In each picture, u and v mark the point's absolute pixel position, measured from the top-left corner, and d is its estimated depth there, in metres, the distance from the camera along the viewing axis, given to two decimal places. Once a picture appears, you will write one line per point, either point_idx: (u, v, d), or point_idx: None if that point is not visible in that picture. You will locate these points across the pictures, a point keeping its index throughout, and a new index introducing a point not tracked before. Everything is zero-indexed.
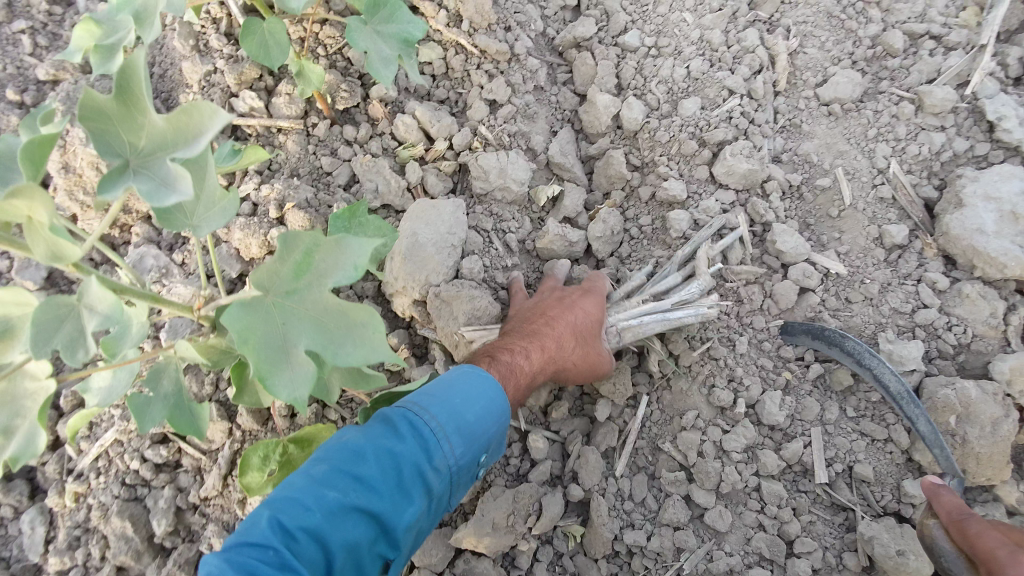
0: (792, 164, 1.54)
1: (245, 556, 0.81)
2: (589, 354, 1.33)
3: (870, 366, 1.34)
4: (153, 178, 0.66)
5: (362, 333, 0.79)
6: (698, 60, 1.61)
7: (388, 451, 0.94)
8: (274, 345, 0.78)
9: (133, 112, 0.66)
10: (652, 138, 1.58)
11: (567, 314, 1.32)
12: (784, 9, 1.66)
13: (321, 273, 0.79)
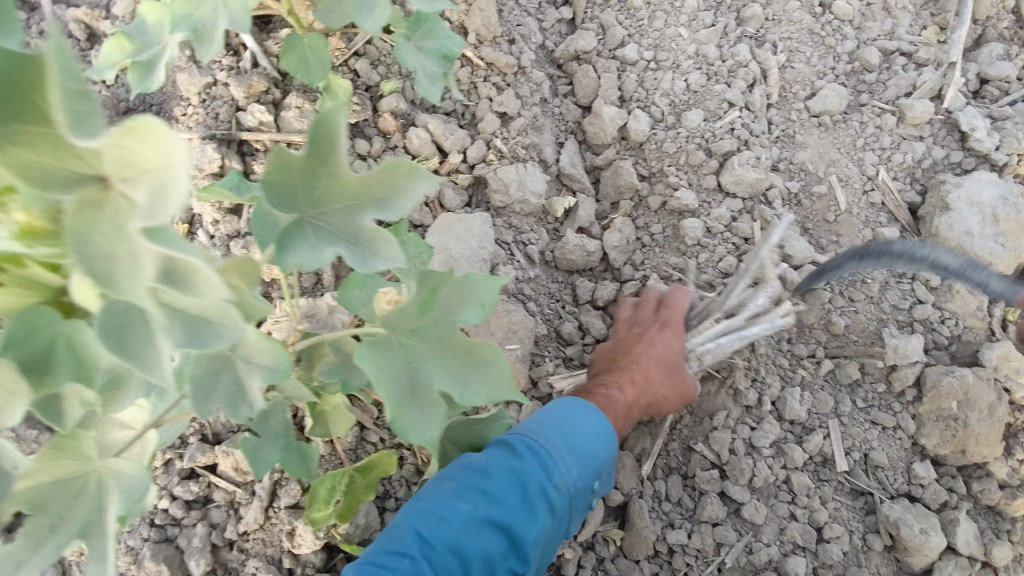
0: (789, 172, 1.63)
1: (389, 560, 0.95)
2: (677, 386, 1.36)
3: (925, 259, 1.31)
4: (346, 240, 0.73)
5: (486, 371, 0.79)
6: (696, 73, 1.68)
7: (511, 468, 1.05)
8: (403, 386, 0.76)
9: (317, 168, 0.69)
10: (660, 149, 1.63)
11: (649, 348, 1.36)
12: (768, 25, 1.75)
13: (447, 313, 0.79)
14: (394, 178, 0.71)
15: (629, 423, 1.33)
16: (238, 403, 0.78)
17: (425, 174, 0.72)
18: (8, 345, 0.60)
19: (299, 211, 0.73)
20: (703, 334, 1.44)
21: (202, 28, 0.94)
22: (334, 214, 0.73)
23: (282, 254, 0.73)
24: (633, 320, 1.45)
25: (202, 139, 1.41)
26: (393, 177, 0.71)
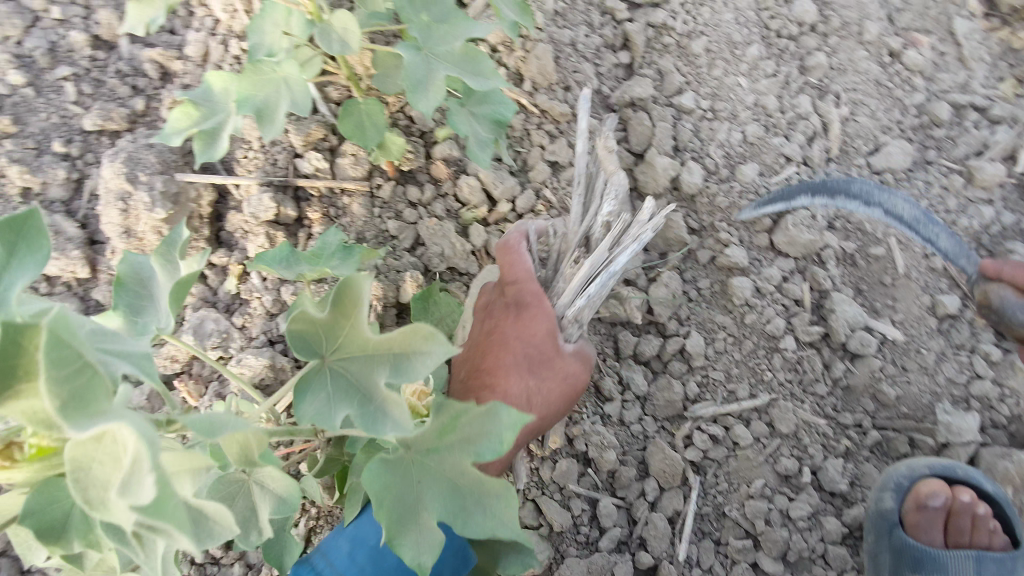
0: (845, 231, 1.58)
1: None
2: (551, 380, 1.23)
3: (879, 203, 1.40)
4: (358, 388, 0.80)
5: (494, 505, 0.84)
6: (754, 124, 1.65)
7: None
8: (406, 506, 0.86)
9: (340, 321, 0.79)
10: (712, 203, 1.60)
11: (508, 353, 1.22)
12: (832, 75, 1.70)
13: (466, 443, 0.85)
14: (412, 340, 0.76)
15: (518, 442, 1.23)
16: (250, 530, 0.88)
17: (443, 338, 0.75)
18: (25, 515, 0.70)
19: (322, 356, 0.83)
20: (568, 289, 1.26)
21: (267, 109, 1.02)
22: (353, 361, 0.81)
23: (298, 403, 0.82)
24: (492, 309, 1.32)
25: (259, 185, 1.46)
26: (404, 334, 0.76)
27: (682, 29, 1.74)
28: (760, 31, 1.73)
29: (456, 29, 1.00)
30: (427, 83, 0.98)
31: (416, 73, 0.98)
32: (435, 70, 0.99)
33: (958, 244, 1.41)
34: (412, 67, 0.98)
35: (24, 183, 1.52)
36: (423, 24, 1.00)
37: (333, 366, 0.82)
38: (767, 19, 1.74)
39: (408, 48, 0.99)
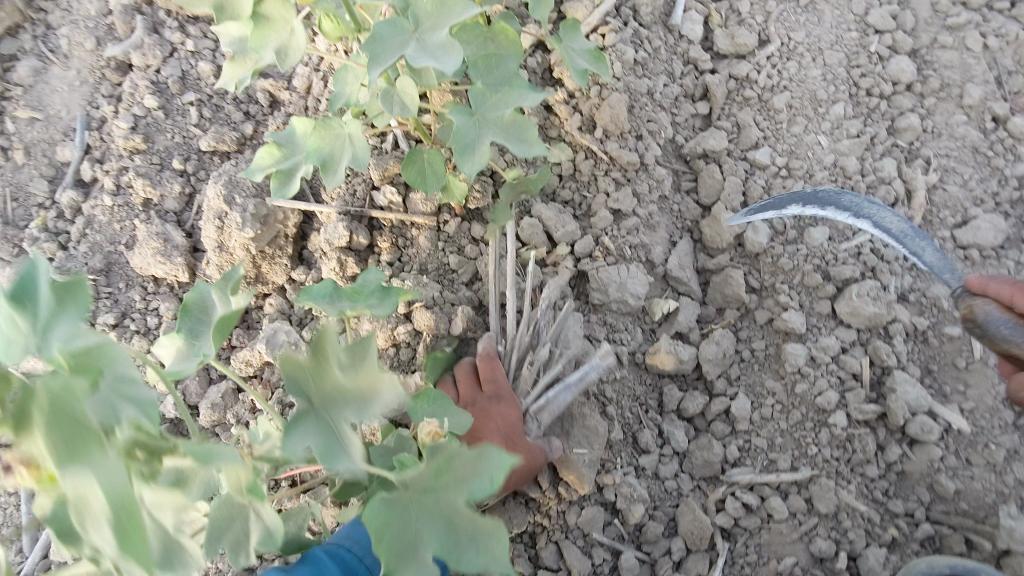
0: (919, 305, 1.50)
1: None
2: (521, 451, 1.36)
3: (869, 216, 1.36)
4: (329, 428, 0.87)
5: (486, 542, 0.89)
6: (829, 185, 1.60)
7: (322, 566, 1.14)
8: (405, 543, 0.91)
9: (321, 368, 0.87)
10: (775, 263, 1.57)
11: (488, 424, 1.39)
12: (925, 138, 1.62)
13: (459, 482, 0.91)
14: (374, 387, 0.87)
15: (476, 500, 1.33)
16: (239, 553, 0.93)
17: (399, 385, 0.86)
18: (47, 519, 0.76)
19: (307, 400, 0.88)
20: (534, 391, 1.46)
21: (330, 160, 1.12)
22: (334, 403, 0.88)
23: (287, 436, 0.83)
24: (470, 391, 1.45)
25: (338, 214, 1.59)
26: (371, 379, 0.87)
27: (765, 83, 1.72)
28: (850, 89, 1.67)
29: (508, 99, 1.06)
30: (475, 148, 1.06)
31: (466, 137, 1.05)
32: (484, 137, 1.06)
33: (943, 260, 1.30)
34: (462, 131, 1.05)
35: (146, 194, 1.75)
36: (478, 89, 1.07)
37: (315, 411, 0.88)
38: (858, 76, 1.68)
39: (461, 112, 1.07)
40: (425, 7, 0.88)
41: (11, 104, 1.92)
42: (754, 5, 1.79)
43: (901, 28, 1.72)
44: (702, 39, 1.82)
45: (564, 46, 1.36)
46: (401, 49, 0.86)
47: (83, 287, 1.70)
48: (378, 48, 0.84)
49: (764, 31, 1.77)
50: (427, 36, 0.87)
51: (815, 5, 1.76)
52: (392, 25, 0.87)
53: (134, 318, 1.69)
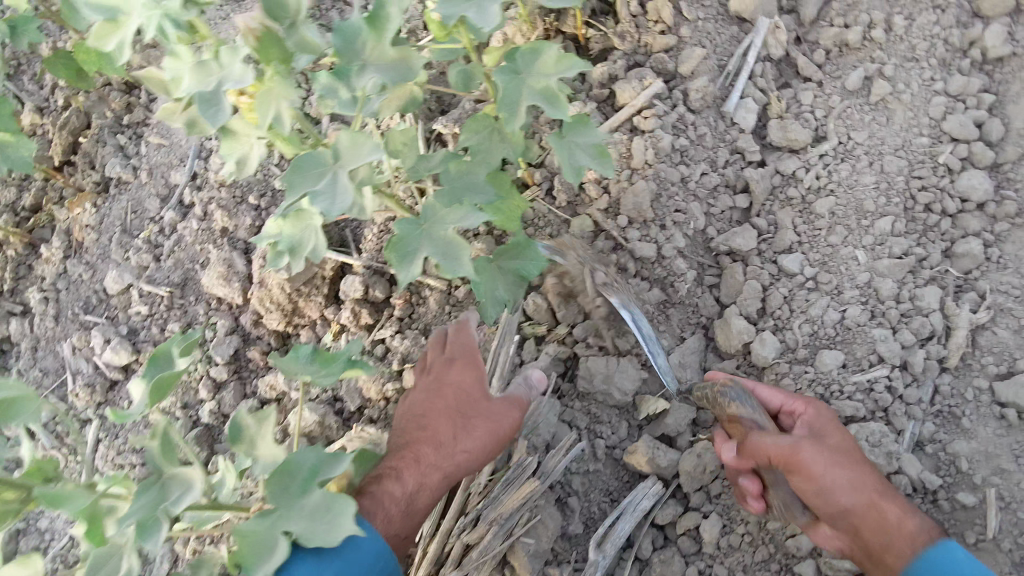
0: (934, 460, 1.33)
1: None
2: (474, 435, 1.36)
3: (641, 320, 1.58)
4: (158, 495, 1.03)
5: (338, 515, 1.04)
6: (857, 307, 1.45)
7: None
8: (267, 535, 1.04)
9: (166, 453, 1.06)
10: (778, 382, 1.46)
11: (441, 402, 1.40)
12: (985, 269, 1.43)
13: (317, 477, 1.09)
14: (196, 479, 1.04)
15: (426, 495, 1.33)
16: None
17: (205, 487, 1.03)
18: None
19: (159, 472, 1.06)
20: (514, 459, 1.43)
21: (298, 247, 1.16)
22: (175, 478, 1.05)
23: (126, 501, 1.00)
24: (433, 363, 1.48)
25: (363, 267, 1.72)
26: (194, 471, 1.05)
27: (811, 184, 1.60)
28: (905, 202, 1.51)
29: (454, 216, 1.10)
30: (415, 258, 1.07)
31: (408, 246, 1.08)
32: (422, 249, 1.08)
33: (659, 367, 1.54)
34: (405, 239, 1.08)
35: (223, 223, 1.99)
36: (431, 203, 1.12)
37: (159, 482, 1.05)
38: (917, 189, 1.51)
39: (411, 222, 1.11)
40: (346, 140, 0.92)
41: (147, 131, 2.28)
42: (817, 98, 1.68)
43: (985, 138, 1.53)
44: (757, 129, 1.73)
45: (566, 144, 1.36)
46: (318, 177, 0.91)
47: (162, 296, 1.98)
48: (295, 176, 0.90)
49: (822, 126, 1.64)
50: (345, 171, 0.91)
51: (885, 103, 1.61)
52: (315, 156, 0.92)
53: (196, 329, 1.94)
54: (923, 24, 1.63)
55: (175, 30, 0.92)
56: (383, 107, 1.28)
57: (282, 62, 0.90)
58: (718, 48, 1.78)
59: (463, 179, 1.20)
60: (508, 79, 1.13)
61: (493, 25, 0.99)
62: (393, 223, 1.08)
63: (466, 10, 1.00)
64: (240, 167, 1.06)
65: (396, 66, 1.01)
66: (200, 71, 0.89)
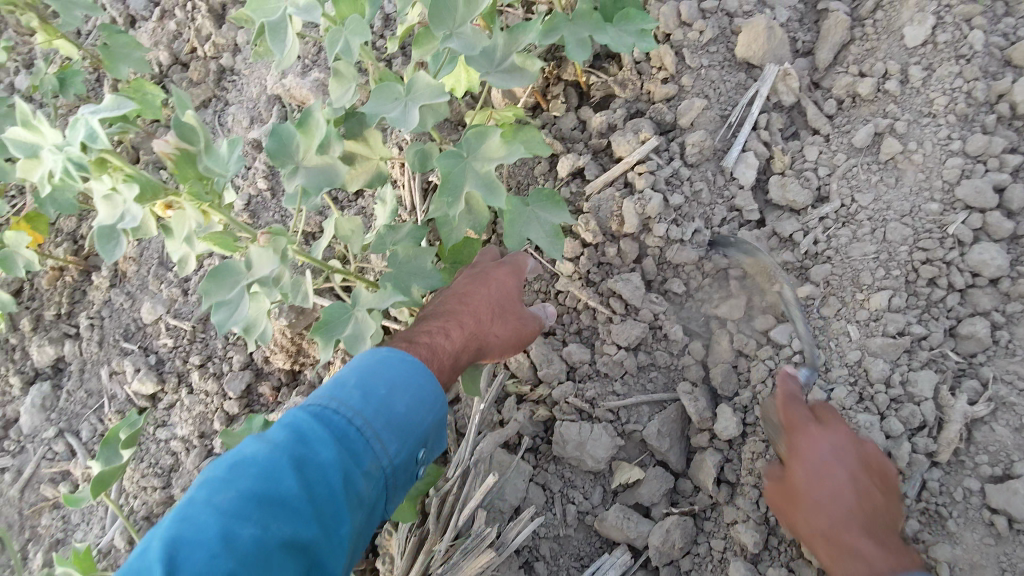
0: None
1: (199, 517, 0.92)
2: (510, 324, 1.33)
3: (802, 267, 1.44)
4: None
5: None
6: (844, 388, 1.37)
7: (303, 437, 1.03)
8: None
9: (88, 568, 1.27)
10: (753, 461, 1.41)
11: (480, 286, 1.34)
12: (990, 355, 1.32)
13: None
14: None
15: (460, 373, 1.28)
16: None
17: None
18: None
19: None
20: (474, 523, 1.43)
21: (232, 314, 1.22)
22: None
23: None
24: (479, 261, 1.44)
25: None
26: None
27: (808, 249, 1.50)
28: (906, 274, 1.40)
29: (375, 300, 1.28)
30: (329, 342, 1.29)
31: (331, 328, 1.29)
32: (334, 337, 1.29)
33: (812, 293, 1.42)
34: (331, 321, 1.30)
35: None
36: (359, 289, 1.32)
37: None
38: (921, 261, 1.40)
39: (339, 307, 1.31)
40: (257, 256, 1.19)
41: None
42: (822, 154, 1.56)
43: (1004, 206, 1.39)
44: (758, 183, 1.61)
45: (527, 212, 1.37)
46: (231, 286, 1.21)
47: (186, 330, 1.97)
48: (211, 284, 1.19)
49: (824, 186, 1.54)
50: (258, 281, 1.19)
51: (895, 163, 1.49)
52: (230, 267, 1.21)
53: (214, 362, 1.93)
54: (942, 76, 1.49)
55: (76, 170, 1.10)
56: (350, 181, 1.31)
57: (197, 180, 1.16)
58: (721, 97, 1.65)
59: (410, 263, 1.31)
60: (453, 163, 1.18)
61: (413, 126, 1.11)
62: (323, 307, 1.29)
63: (389, 111, 1.13)
64: (181, 263, 1.35)
65: (323, 171, 1.21)
66: (109, 203, 1.18)
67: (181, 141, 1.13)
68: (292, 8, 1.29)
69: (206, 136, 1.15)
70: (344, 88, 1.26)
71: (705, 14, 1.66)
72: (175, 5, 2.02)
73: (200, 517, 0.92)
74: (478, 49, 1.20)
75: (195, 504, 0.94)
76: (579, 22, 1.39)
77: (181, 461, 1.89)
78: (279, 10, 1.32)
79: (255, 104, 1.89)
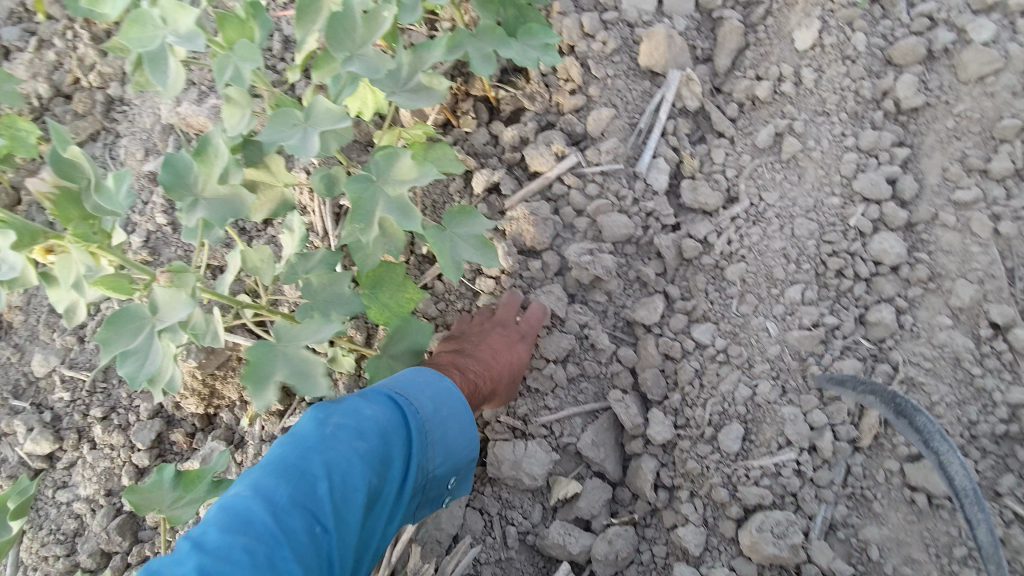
0: (847, 547, 1.30)
1: (324, 454, 1.10)
2: (513, 384, 1.49)
3: (937, 450, 1.24)
4: None
5: None
6: (767, 382, 1.41)
7: (396, 416, 1.20)
8: None
9: None
10: (685, 463, 1.43)
11: (518, 347, 1.47)
12: (898, 337, 1.37)
13: None
14: None
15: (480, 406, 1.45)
16: None
17: None
18: None
19: None
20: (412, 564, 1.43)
21: (128, 352, 1.12)
22: None
23: None
24: (512, 307, 1.51)
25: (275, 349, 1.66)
26: None
27: (722, 249, 1.52)
28: (816, 268, 1.45)
29: (307, 333, 1.16)
30: (267, 383, 1.12)
31: (261, 371, 1.12)
32: (273, 374, 1.12)
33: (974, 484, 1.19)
34: (258, 364, 1.12)
35: None
36: (283, 324, 1.18)
37: None
38: (828, 254, 1.45)
39: (262, 347, 1.14)
40: (161, 297, 1.13)
41: None
42: (729, 156, 1.60)
43: (898, 196, 1.46)
44: (670, 189, 1.63)
45: (446, 235, 1.32)
46: (135, 332, 1.13)
47: (84, 381, 1.79)
48: (109, 332, 1.10)
49: (733, 187, 1.58)
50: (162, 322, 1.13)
51: (797, 161, 1.55)
52: (131, 312, 1.13)
53: (118, 414, 1.76)
54: (832, 77, 1.55)
55: None
56: (254, 211, 1.26)
57: (84, 220, 1.09)
58: (629, 106, 1.67)
59: (326, 290, 1.26)
60: (363, 187, 1.13)
61: (314, 153, 1.07)
62: (248, 348, 1.12)
63: (288, 138, 1.08)
64: (68, 313, 1.22)
65: (227, 202, 1.14)
66: None
67: (60, 179, 1.07)
68: (172, 38, 1.21)
69: (91, 172, 1.08)
70: (240, 113, 1.22)
71: (607, 25, 1.68)
72: (50, 32, 1.87)
73: (326, 453, 1.10)
74: (383, 71, 1.17)
75: (323, 436, 1.13)
76: (483, 37, 1.37)
77: (86, 525, 1.72)
78: (156, 40, 1.24)
79: (150, 134, 1.77)
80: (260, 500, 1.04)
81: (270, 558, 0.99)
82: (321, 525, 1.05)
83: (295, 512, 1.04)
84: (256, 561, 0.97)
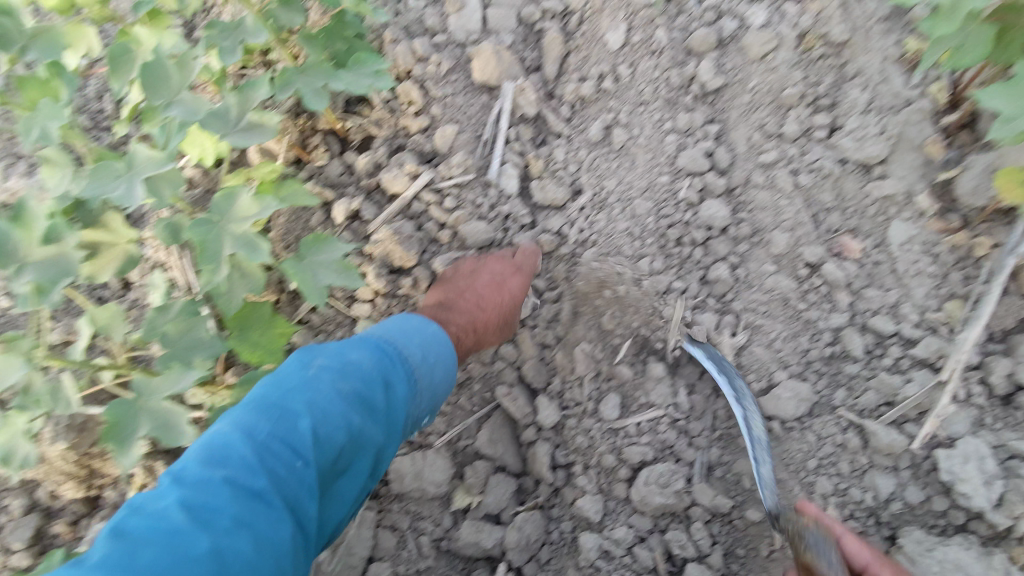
0: (725, 483, 1.45)
1: (313, 391, 1.10)
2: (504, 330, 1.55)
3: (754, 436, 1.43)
4: None
5: None
6: (634, 351, 1.54)
7: (382, 359, 1.23)
8: None
9: None
10: (576, 440, 1.53)
11: (503, 295, 1.51)
12: (736, 289, 1.55)
13: None
14: None
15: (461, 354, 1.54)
16: None
17: None
18: None
19: None
20: None
21: None
22: None
23: None
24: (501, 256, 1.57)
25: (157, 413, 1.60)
26: None
27: (576, 239, 1.64)
28: (659, 241, 1.60)
29: (166, 385, 1.24)
30: (125, 444, 1.20)
31: (120, 431, 1.20)
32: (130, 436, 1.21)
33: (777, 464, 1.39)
34: (118, 422, 1.20)
35: None
36: (141, 380, 1.25)
37: None
38: (666, 227, 1.61)
39: (121, 405, 1.22)
40: None
41: None
42: (569, 153, 1.72)
43: (716, 166, 1.63)
44: (522, 191, 1.73)
45: (305, 264, 1.37)
46: None
47: None
48: None
49: (577, 180, 1.71)
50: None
51: (627, 149, 1.70)
52: None
53: None
54: (645, 69, 1.71)
55: None
56: (98, 271, 1.26)
57: None
58: (471, 120, 1.75)
59: (184, 338, 1.27)
60: (205, 230, 1.16)
61: (141, 200, 1.09)
62: (103, 410, 1.19)
63: (112, 190, 1.10)
64: None
65: (54, 263, 1.17)
66: None
67: None
68: None
69: None
70: None
71: (437, 47, 1.76)
72: None
73: (315, 390, 1.11)
74: (202, 113, 1.20)
75: (312, 374, 1.13)
76: (312, 72, 1.44)
77: None
78: None
79: None
80: (240, 435, 1.02)
81: (252, 490, 0.97)
82: (303, 460, 1.03)
83: (276, 447, 1.02)
84: (236, 496, 0.95)
